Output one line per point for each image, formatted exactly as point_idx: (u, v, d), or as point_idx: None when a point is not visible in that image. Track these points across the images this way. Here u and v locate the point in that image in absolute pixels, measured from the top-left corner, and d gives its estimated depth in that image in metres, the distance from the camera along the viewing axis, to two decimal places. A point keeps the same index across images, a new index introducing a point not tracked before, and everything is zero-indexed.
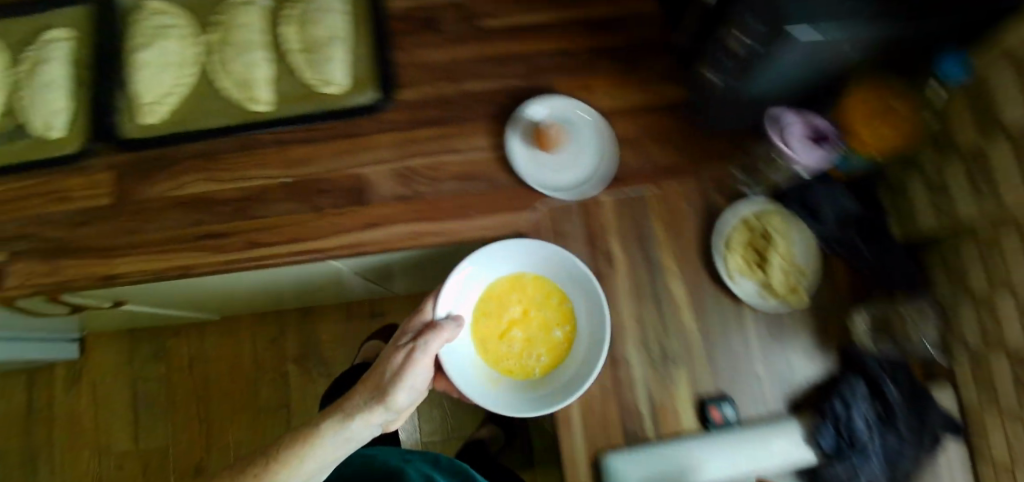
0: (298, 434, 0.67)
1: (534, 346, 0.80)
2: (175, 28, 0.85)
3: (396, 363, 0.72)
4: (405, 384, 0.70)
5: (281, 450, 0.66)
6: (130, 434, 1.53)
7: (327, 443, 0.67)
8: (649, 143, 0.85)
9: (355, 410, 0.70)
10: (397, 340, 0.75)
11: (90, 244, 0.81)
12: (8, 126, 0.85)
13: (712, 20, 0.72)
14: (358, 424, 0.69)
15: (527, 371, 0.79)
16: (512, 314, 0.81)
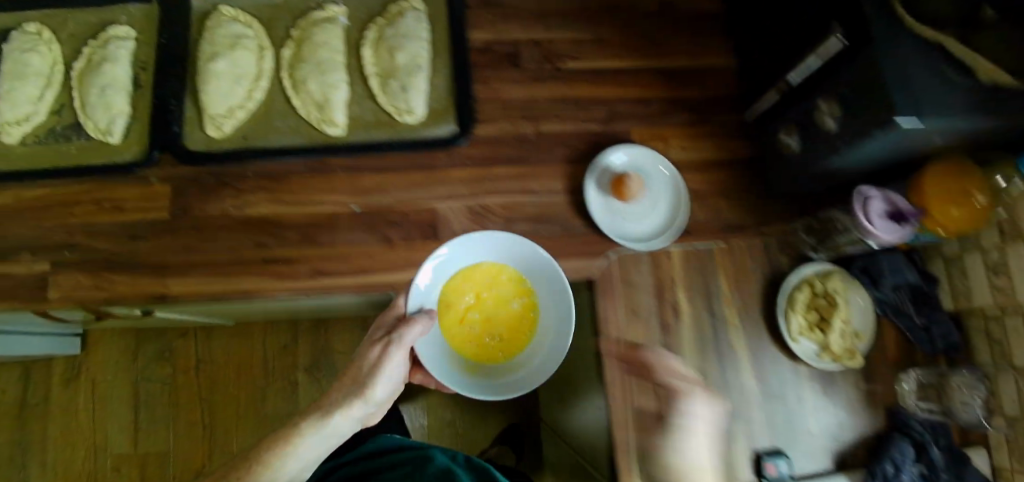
0: (280, 434, 0.69)
1: (496, 326, 0.79)
2: (250, 39, 0.82)
3: (373, 358, 0.72)
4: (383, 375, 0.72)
5: (270, 449, 0.68)
6: (129, 434, 1.48)
7: (313, 439, 0.70)
8: (718, 199, 0.86)
9: (335, 407, 0.71)
10: (371, 333, 0.74)
11: (142, 259, 0.77)
12: (64, 124, 0.82)
13: (800, 92, 0.75)
14: (337, 420, 0.71)
15: (494, 354, 0.78)
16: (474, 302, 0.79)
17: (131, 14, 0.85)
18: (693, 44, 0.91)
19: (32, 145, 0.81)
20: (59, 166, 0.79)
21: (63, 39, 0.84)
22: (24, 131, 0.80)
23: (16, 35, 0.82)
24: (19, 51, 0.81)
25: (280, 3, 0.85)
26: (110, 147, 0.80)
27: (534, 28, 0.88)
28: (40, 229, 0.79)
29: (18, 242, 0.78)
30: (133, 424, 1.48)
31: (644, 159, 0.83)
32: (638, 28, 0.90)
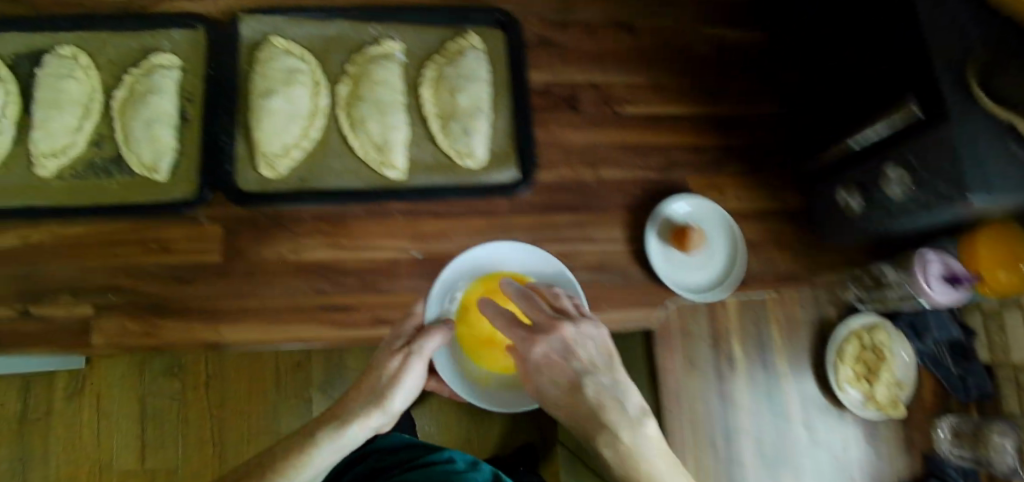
0: (293, 446, 0.61)
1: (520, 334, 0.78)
2: (304, 75, 0.79)
3: (392, 368, 0.65)
4: (403, 385, 0.64)
5: (282, 464, 0.60)
6: (135, 454, 1.39)
7: (324, 452, 0.61)
8: (768, 249, 0.87)
9: (352, 416, 0.63)
10: (388, 343, 0.67)
11: (195, 305, 0.74)
12: (103, 157, 0.77)
13: (860, 154, 0.77)
14: (354, 430, 0.62)
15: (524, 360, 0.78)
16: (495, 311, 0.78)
17: (174, 41, 0.80)
18: (747, 91, 0.91)
19: (69, 179, 0.76)
20: (100, 204, 0.75)
21: (100, 64, 0.79)
22: (61, 164, 0.75)
23: (51, 60, 0.77)
24: (55, 77, 0.76)
25: (333, 35, 0.81)
26: (156, 184, 0.76)
27: (593, 70, 0.87)
28: (80, 270, 0.74)
29: (58, 284, 0.74)
30: (139, 444, 1.40)
31: (702, 209, 0.84)
32: (694, 74, 0.90)
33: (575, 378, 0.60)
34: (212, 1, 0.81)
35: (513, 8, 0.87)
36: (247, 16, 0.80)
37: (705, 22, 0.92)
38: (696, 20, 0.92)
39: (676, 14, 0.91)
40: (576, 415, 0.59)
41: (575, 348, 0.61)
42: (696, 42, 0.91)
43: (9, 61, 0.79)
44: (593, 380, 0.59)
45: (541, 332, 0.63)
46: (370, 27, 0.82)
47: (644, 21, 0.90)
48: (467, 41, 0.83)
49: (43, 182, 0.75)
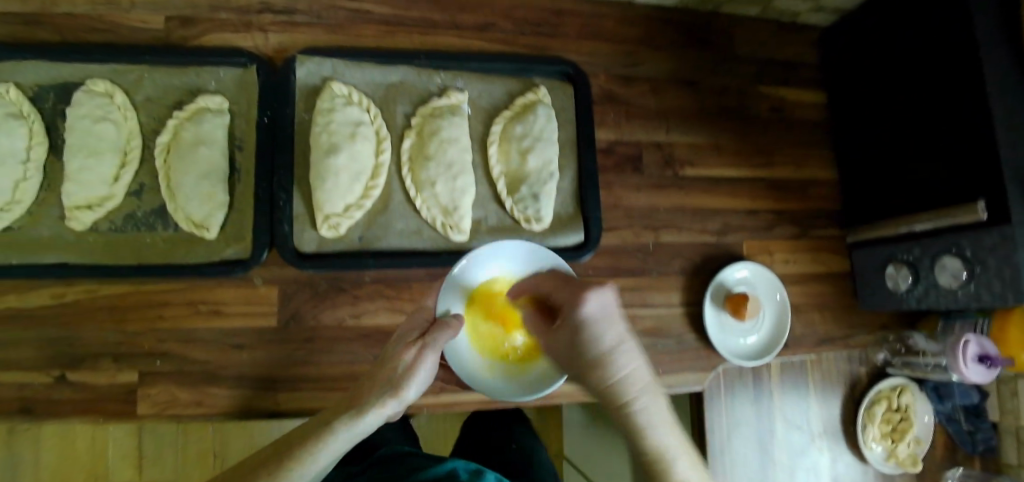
0: (299, 436, 0.47)
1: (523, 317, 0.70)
2: (368, 127, 0.74)
3: (407, 362, 0.53)
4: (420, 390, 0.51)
5: (279, 468, 0.44)
6: (133, 466, 1.16)
7: (336, 447, 0.46)
8: (810, 312, 0.90)
9: (366, 404, 0.48)
10: (400, 336, 0.58)
11: (248, 371, 0.71)
12: (145, 210, 0.70)
13: (916, 236, 0.80)
14: (372, 419, 0.48)
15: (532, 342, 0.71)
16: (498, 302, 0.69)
17: (222, 81, 0.73)
18: (799, 155, 0.93)
19: (107, 233, 0.69)
20: (144, 263, 0.69)
21: (138, 103, 0.72)
22: (97, 217, 0.68)
23: (83, 98, 0.69)
24: (89, 119, 0.69)
25: (396, 83, 0.77)
26: (206, 241, 0.70)
27: (657, 130, 0.86)
28: (123, 333, 0.69)
29: (98, 348, 0.69)
30: (139, 454, 1.17)
31: (762, 279, 0.85)
32: (752, 135, 0.90)
33: (592, 346, 0.47)
34: (264, 37, 0.75)
35: (580, 60, 0.84)
36: (305, 57, 0.74)
37: (765, 82, 0.92)
38: (757, 79, 0.92)
39: (739, 72, 0.91)
40: (597, 388, 0.47)
41: (598, 317, 0.48)
42: (755, 102, 0.91)
43: (31, 93, 0.71)
44: (613, 350, 0.47)
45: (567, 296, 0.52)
46: (437, 76, 0.78)
47: (708, 78, 0.89)
48: (535, 96, 0.80)
49: (78, 236, 0.69)
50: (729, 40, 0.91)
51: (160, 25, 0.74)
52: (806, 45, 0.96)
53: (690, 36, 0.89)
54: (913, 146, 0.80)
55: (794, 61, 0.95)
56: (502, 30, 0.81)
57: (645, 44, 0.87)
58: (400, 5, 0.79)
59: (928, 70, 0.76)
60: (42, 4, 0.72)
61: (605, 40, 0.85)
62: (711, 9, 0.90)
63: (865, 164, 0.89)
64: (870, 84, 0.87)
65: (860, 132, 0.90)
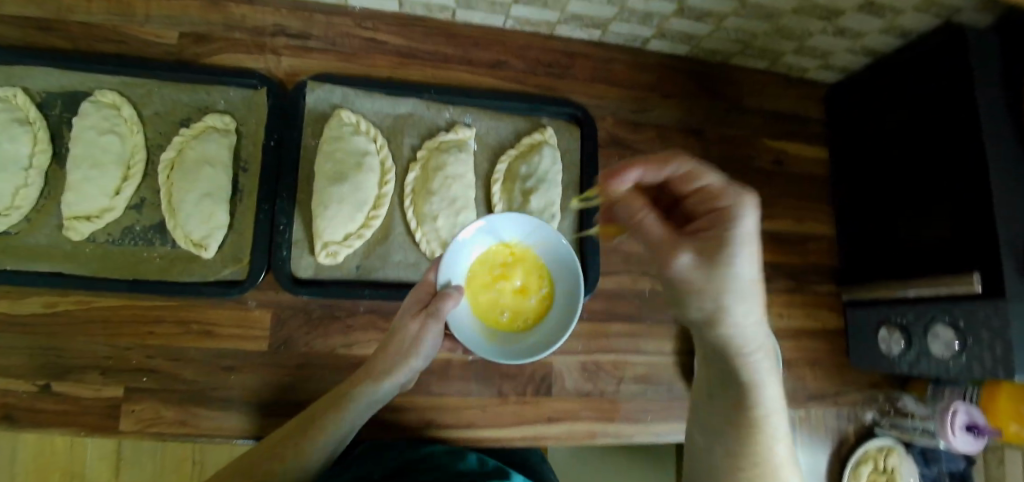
0: (333, 404, 0.63)
1: (524, 289, 0.70)
2: (373, 157, 0.75)
3: (414, 331, 0.64)
4: (426, 345, 0.65)
5: (322, 418, 0.62)
6: (110, 469, 1.14)
7: (360, 407, 0.63)
8: (800, 367, 0.91)
9: (385, 371, 0.64)
10: (407, 306, 0.66)
11: (235, 395, 0.70)
12: (144, 224, 0.70)
13: (911, 302, 0.79)
14: (388, 384, 0.64)
15: (539, 313, 0.70)
16: (497, 279, 0.70)
17: (231, 100, 0.74)
18: (800, 209, 0.93)
19: (104, 245, 0.69)
20: (139, 278, 0.68)
21: (146, 116, 0.72)
22: (95, 229, 0.68)
23: (90, 109, 0.69)
24: (95, 130, 0.69)
25: (405, 114, 0.78)
26: (203, 260, 0.70)
27: None
28: (112, 347, 0.69)
29: (86, 360, 0.68)
30: (117, 457, 1.15)
31: None
32: (754, 187, 0.91)
33: (735, 292, 0.45)
34: (277, 60, 0.76)
35: (589, 103, 0.85)
36: (316, 83, 0.75)
37: (770, 135, 0.93)
38: (762, 132, 0.92)
39: (746, 124, 0.92)
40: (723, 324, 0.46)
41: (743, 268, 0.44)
42: (759, 154, 0.92)
43: (39, 99, 0.71)
44: (745, 306, 0.45)
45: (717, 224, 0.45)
46: (446, 111, 0.79)
47: (715, 128, 0.90)
48: (542, 136, 0.81)
49: (75, 247, 0.68)
50: (737, 92, 0.92)
51: (174, 40, 0.74)
52: (813, 100, 0.97)
53: (699, 86, 0.90)
54: (909, 213, 0.81)
55: (800, 116, 0.96)
56: (513, 68, 0.82)
57: (654, 91, 0.88)
58: (415, 38, 0.80)
59: (927, 141, 0.78)
60: (56, 11, 0.72)
61: (615, 84, 0.86)
62: (721, 60, 0.91)
63: (863, 224, 0.90)
64: (872, 146, 0.88)
65: (860, 193, 0.91)
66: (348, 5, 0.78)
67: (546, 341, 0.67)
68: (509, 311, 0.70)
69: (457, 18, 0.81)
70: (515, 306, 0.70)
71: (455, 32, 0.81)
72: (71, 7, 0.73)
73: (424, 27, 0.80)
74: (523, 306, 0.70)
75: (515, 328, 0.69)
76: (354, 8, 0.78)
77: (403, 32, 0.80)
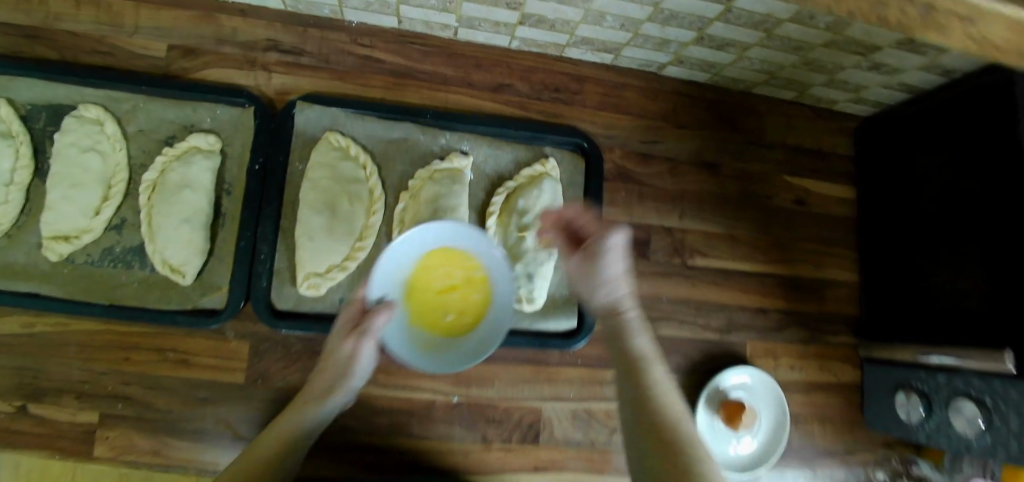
0: (271, 436, 0.55)
1: (461, 290, 0.65)
2: (362, 184, 0.70)
3: (348, 350, 0.60)
4: (363, 362, 0.61)
5: (265, 447, 0.54)
6: None
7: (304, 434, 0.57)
8: (811, 423, 0.85)
9: (324, 395, 0.60)
10: (339, 327, 0.61)
11: (209, 427, 0.68)
12: (124, 246, 0.68)
13: (934, 368, 0.73)
14: (328, 407, 0.59)
15: (482, 311, 0.65)
16: (431, 286, 0.65)
17: (218, 118, 0.70)
18: (821, 253, 0.87)
19: (81, 266, 0.66)
20: (116, 303, 0.66)
21: (130, 133, 0.69)
22: (73, 250, 0.66)
23: (73, 125, 0.67)
24: (77, 148, 0.66)
25: (398, 139, 0.74)
26: (180, 287, 0.68)
27: (670, 214, 0.81)
28: (87, 371, 0.67)
29: (59, 384, 0.66)
30: None
31: (766, 388, 0.80)
32: (772, 227, 0.85)
33: (602, 282, 0.61)
34: (267, 77, 0.72)
35: (596, 132, 0.79)
36: (306, 104, 0.71)
37: (793, 172, 0.86)
38: (784, 167, 0.86)
39: (767, 158, 0.85)
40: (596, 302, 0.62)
41: (621, 272, 0.61)
42: (779, 192, 0.85)
43: (24, 111, 0.68)
44: (626, 296, 0.61)
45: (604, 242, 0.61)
46: (442, 137, 0.74)
47: (731, 162, 0.84)
48: (543, 167, 0.75)
49: (53, 266, 0.66)
50: (759, 123, 0.85)
51: (162, 53, 0.71)
52: (842, 133, 0.89)
53: (716, 116, 0.83)
54: (942, 272, 0.74)
55: (827, 151, 0.88)
56: (516, 92, 0.78)
57: (667, 121, 0.82)
58: (413, 57, 0.75)
59: (967, 198, 0.70)
60: (45, 18, 0.70)
61: (626, 112, 0.81)
62: (743, 89, 0.84)
63: (888, 275, 0.83)
64: (903, 191, 0.80)
65: (889, 241, 0.83)
66: (344, 20, 0.74)
67: (492, 333, 0.63)
68: (454, 315, 0.65)
69: (459, 37, 0.76)
70: (459, 309, 0.65)
71: (456, 51, 0.77)
72: (60, 15, 0.70)
73: (423, 45, 0.76)
74: (466, 306, 0.65)
75: (461, 334, 0.64)
76: (351, 22, 0.74)
77: (400, 50, 0.75)
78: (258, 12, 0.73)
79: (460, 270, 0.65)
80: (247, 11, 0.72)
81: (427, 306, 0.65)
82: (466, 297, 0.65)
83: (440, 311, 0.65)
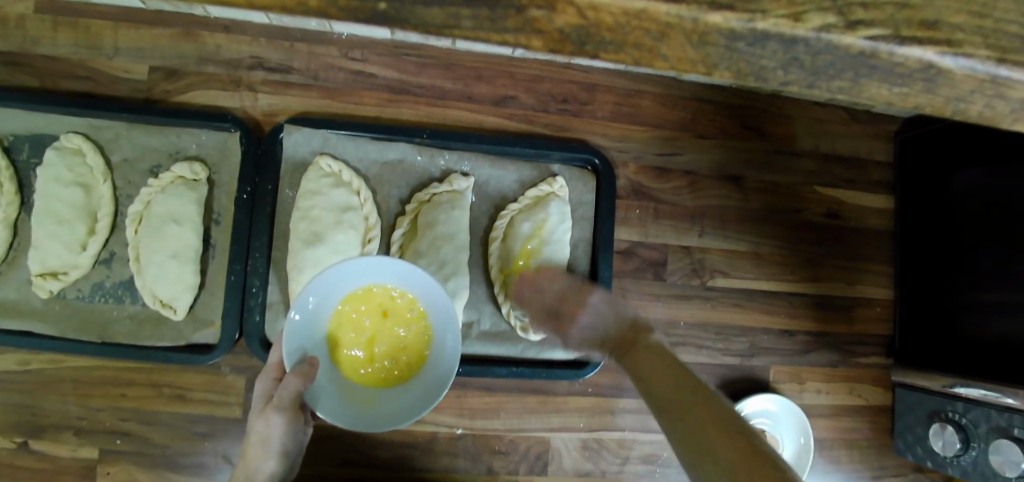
0: None
1: (394, 329, 0.57)
2: (356, 212, 0.66)
3: (261, 429, 0.50)
4: (284, 441, 0.51)
5: None
6: None
7: None
8: (838, 449, 0.80)
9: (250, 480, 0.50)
10: (255, 403, 0.52)
11: (210, 463, 0.66)
12: (114, 280, 0.66)
13: (977, 400, 0.67)
14: None
15: (423, 350, 0.57)
16: (358, 331, 0.56)
17: (203, 144, 0.67)
18: (851, 267, 0.81)
19: (73, 302, 0.65)
20: (107, 340, 0.65)
21: (114, 162, 0.67)
22: (64, 286, 0.64)
23: (54, 158, 0.64)
24: (59, 181, 0.64)
25: (393, 160, 0.69)
26: (172, 322, 0.66)
27: (688, 231, 0.76)
28: (85, 408, 0.65)
29: (58, 420, 0.65)
30: None
31: (791, 416, 0.74)
32: (796, 242, 0.79)
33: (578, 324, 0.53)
34: (254, 98, 0.68)
35: (607, 145, 0.74)
36: (294, 127, 0.66)
37: (823, 182, 0.80)
38: (813, 178, 0.80)
39: (793, 167, 0.79)
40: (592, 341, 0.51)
41: (595, 300, 0.53)
42: (808, 205, 0.80)
43: (6, 143, 0.66)
44: (614, 315, 0.52)
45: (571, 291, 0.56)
46: (441, 157, 0.70)
47: (758, 174, 0.78)
48: (549, 187, 0.70)
49: (44, 302, 0.65)
50: (788, 130, 0.79)
51: (143, 75, 0.67)
52: (881, 140, 0.83)
53: (740, 123, 0.78)
54: (980, 295, 0.70)
55: (862, 158, 0.82)
56: (521, 104, 0.72)
57: (685, 130, 0.76)
58: (408, 69, 0.70)
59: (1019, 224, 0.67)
60: (22, 42, 0.66)
61: (640, 123, 0.75)
62: (772, 92, 0.78)
63: (927, 295, 0.77)
64: (948, 207, 0.75)
65: (926, 257, 0.78)
66: (334, 32, 0.69)
67: (440, 369, 0.56)
68: (390, 361, 0.57)
69: (458, 46, 0.70)
70: (394, 353, 0.57)
71: (454, 61, 0.71)
72: (38, 39, 0.66)
73: (418, 56, 0.70)
74: (399, 345, 0.57)
75: (404, 377, 0.57)
76: (341, 35, 0.69)
77: (394, 63, 0.70)
78: (242, 27, 0.68)
79: (381, 308, 0.57)
80: (230, 26, 0.68)
81: (357, 359, 0.56)
82: (397, 337, 0.57)
83: (373, 360, 0.56)
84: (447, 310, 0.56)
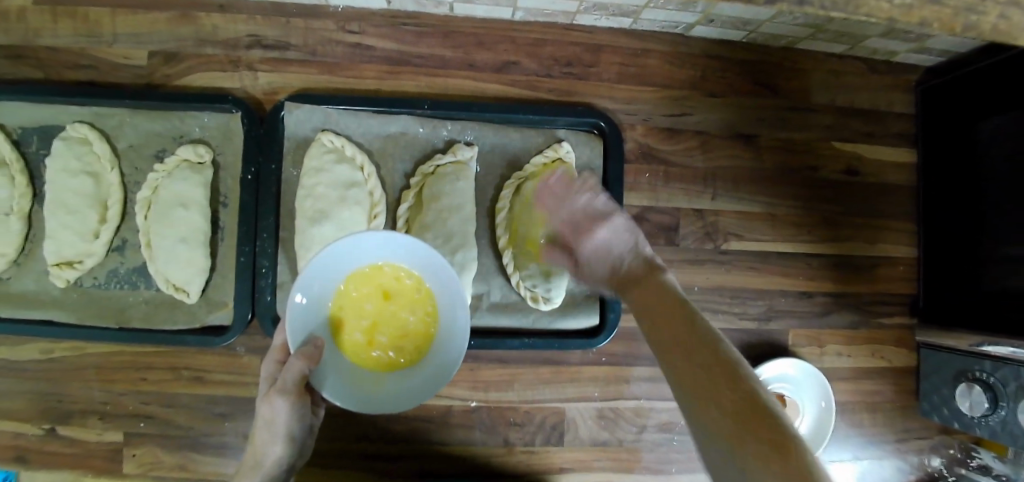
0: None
1: (399, 311, 0.56)
2: (361, 188, 0.66)
3: (266, 414, 0.50)
4: (291, 426, 0.51)
5: None
6: None
7: None
8: (862, 412, 0.78)
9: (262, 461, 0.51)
10: (262, 385, 0.52)
11: (231, 442, 0.67)
12: (128, 266, 0.67)
13: (1013, 360, 0.65)
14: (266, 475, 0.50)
15: (429, 331, 0.57)
16: (361, 312, 0.55)
17: (206, 126, 0.67)
18: (872, 225, 0.78)
19: (90, 290, 0.66)
20: (125, 325, 0.65)
21: (120, 149, 0.67)
22: (80, 274, 0.65)
23: (61, 148, 0.65)
24: (68, 171, 0.64)
25: (396, 133, 0.68)
26: (186, 305, 0.66)
27: (700, 194, 0.74)
28: (108, 393, 0.66)
29: (84, 405, 0.66)
30: None
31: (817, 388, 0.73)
32: (813, 199, 0.77)
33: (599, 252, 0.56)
34: (254, 77, 0.68)
35: (613, 108, 0.72)
36: (294, 105, 0.66)
37: (841, 137, 0.77)
38: (829, 133, 0.77)
39: (809, 123, 0.76)
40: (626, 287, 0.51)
41: (615, 223, 0.58)
42: (825, 162, 0.77)
43: (15, 135, 0.67)
44: (629, 247, 0.55)
45: (582, 211, 0.61)
46: (444, 128, 0.69)
47: (771, 132, 0.76)
48: (555, 153, 0.69)
49: (61, 291, 0.66)
50: (801, 84, 0.76)
51: (144, 61, 0.67)
52: (899, 90, 0.79)
53: (751, 79, 0.75)
54: (1006, 249, 0.69)
55: (882, 111, 0.78)
56: (523, 70, 0.71)
57: (693, 89, 0.74)
58: (406, 39, 0.69)
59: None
60: (23, 35, 0.66)
61: (647, 83, 0.73)
62: (783, 45, 0.75)
63: (951, 250, 0.75)
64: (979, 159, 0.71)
65: (948, 212, 0.75)
66: (329, 5, 0.67)
67: (448, 350, 0.55)
68: (395, 344, 0.56)
69: (455, 12, 0.69)
70: (399, 335, 0.56)
71: (453, 29, 0.70)
72: (39, 30, 0.66)
73: (416, 25, 0.69)
74: (404, 327, 0.56)
75: (409, 361, 0.57)
76: (337, 8, 0.68)
77: (391, 34, 0.69)
78: (238, 6, 0.67)
79: (382, 287, 0.56)
80: (226, 6, 0.67)
81: (360, 343, 0.55)
82: (401, 318, 0.56)
83: (377, 343, 0.56)
84: (452, 286, 0.55)
